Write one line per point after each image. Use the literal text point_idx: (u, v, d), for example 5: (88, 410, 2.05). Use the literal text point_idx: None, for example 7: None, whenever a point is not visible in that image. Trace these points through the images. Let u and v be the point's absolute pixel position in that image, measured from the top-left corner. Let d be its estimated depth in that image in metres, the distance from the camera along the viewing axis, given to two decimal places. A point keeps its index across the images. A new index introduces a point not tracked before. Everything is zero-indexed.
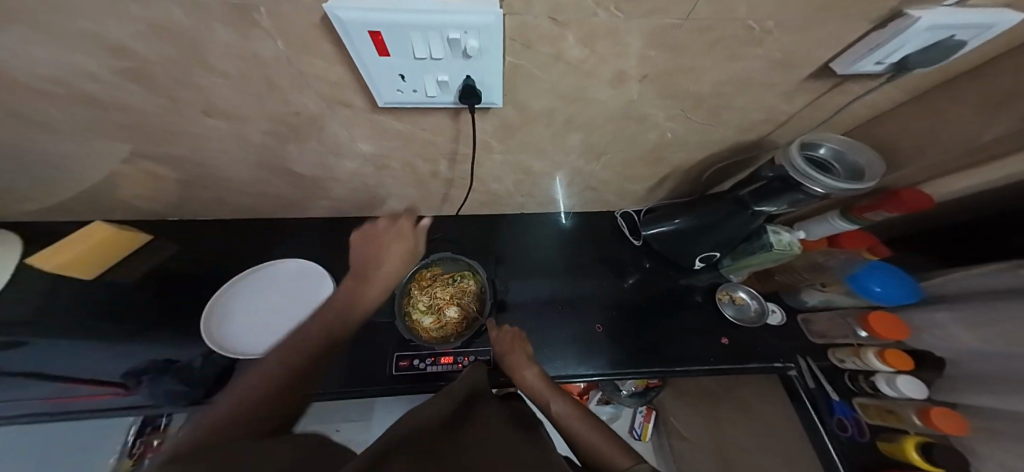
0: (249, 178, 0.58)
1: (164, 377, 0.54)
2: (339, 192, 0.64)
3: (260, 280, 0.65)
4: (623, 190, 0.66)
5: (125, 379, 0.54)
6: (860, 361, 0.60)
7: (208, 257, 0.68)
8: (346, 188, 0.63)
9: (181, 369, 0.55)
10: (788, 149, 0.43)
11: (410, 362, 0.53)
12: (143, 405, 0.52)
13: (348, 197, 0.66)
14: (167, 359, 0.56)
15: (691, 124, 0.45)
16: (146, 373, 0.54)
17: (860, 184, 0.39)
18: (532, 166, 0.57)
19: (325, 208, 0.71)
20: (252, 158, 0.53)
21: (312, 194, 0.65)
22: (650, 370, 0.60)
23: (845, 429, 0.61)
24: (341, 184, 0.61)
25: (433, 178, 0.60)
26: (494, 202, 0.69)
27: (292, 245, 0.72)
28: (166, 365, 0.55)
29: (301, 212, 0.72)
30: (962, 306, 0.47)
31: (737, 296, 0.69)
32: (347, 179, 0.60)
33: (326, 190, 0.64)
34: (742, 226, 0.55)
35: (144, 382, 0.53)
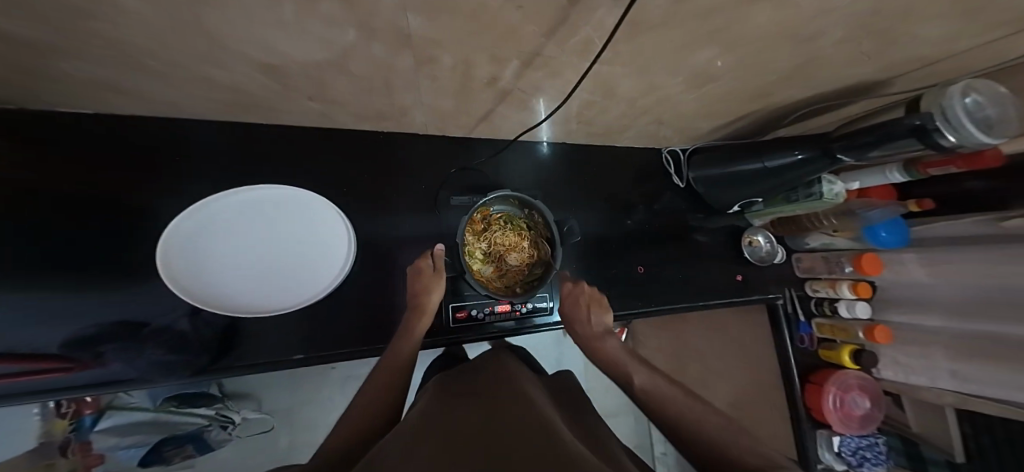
0: (175, 74, 0.33)
1: (136, 349, 0.43)
2: (339, 93, 0.43)
3: (231, 216, 0.46)
4: (692, 119, 0.59)
5: (70, 354, 0.40)
6: (831, 292, 0.78)
7: (138, 170, 0.45)
8: (353, 89, 0.42)
9: (160, 336, 0.44)
10: (952, 90, 0.41)
11: (469, 311, 0.58)
12: (122, 380, 0.42)
13: (353, 102, 0.46)
14: (126, 322, 0.43)
15: (849, 47, 0.38)
16: (105, 344, 0.41)
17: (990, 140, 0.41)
18: (622, 85, 0.45)
19: (307, 112, 0.48)
20: (186, 45, 0.29)
21: (293, 96, 0.43)
22: (670, 307, 0.74)
23: (803, 341, 0.81)
24: (348, 85, 0.41)
25: (488, 85, 0.44)
26: (547, 121, 0.57)
27: (279, 163, 0.53)
28: (131, 331, 0.43)
29: (269, 117, 0.49)
30: (954, 247, 0.67)
31: (755, 238, 0.82)
32: (359, 78, 0.39)
33: (319, 93, 0.42)
34: (805, 178, 0.60)
35: (108, 355, 0.41)
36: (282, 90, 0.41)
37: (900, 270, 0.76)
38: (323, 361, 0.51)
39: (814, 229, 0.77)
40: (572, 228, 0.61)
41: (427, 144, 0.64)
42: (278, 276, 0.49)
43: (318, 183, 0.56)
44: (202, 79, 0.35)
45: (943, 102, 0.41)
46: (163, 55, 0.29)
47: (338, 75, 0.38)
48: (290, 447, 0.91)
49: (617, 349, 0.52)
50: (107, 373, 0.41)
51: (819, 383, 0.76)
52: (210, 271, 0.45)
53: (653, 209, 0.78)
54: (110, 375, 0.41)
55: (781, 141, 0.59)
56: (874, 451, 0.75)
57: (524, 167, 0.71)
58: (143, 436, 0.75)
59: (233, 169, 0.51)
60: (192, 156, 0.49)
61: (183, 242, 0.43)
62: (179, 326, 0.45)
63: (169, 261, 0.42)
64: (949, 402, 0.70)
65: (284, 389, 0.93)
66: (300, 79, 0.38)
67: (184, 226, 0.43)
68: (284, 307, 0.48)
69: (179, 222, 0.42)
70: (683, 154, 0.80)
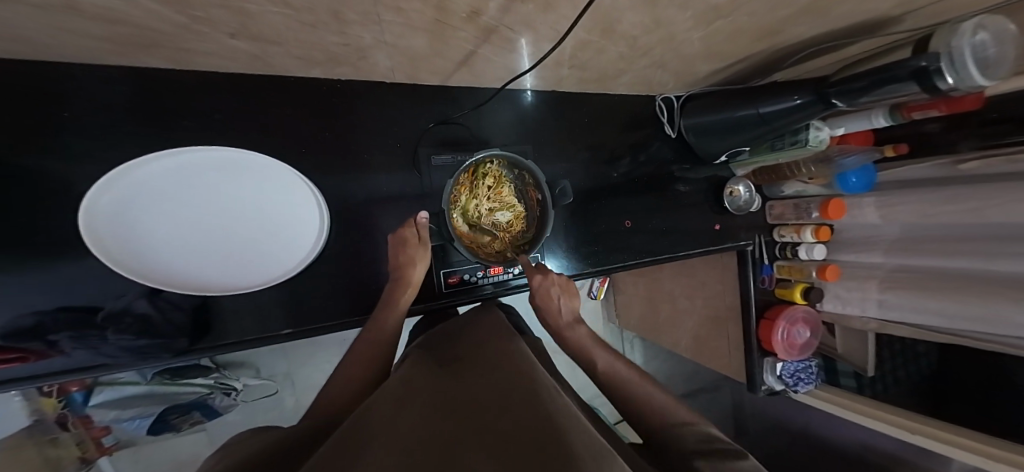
0: (45, 8, 0.25)
1: (95, 335, 0.40)
2: (269, 28, 0.33)
3: (153, 190, 0.39)
4: (688, 61, 0.55)
5: (18, 345, 0.37)
6: (795, 237, 0.84)
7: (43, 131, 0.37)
8: (290, 24, 0.33)
9: (118, 321, 0.41)
10: (964, 26, 0.38)
11: (462, 277, 0.60)
12: (92, 366, 0.40)
13: (295, 40, 0.37)
14: (70, 309, 0.39)
15: None
16: (57, 333, 0.39)
17: (987, 82, 0.39)
18: (621, 22, 0.39)
19: (234, 52, 0.39)
20: None
21: (211, 33, 0.33)
22: (653, 259, 0.77)
23: (764, 282, 0.91)
24: (281, 19, 0.32)
25: (466, 19, 0.36)
26: (535, 66, 0.51)
27: (222, 118, 0.46)
28: (83, 318, 0.40)
29: (185, 59, 0.39)
30: (905, 192, 0.72)
31: (736, 189, 0.83)
32: (298, 11, 0.30)
33: (245, 29, 0.33)
34: (793, 125, 0.59)
35: (64, 345, 0.39)
36: (192, 25, 0.31)
37: (857, 214, 0.81)
38: (313, 332, 0.51)
39: (792, 178, 0.79)
40: (564, 189, 0.58)
41: (399, 92, 0.56)
42: (240, 249, 0.45)
43: (274, 142, 0.49)
44: (65, 13, 0.26)
45: (953, 41, 0.38)
46: None
47: (266, 8, 0.29)
48: (296, 406, 0.95)
49: (587, 339, 0.56)
50: (70, 361, 0.39)
51: (771, 319, 0.86)
52: (153, 250, 0.40)
53: (639, 161, 0.77)
54: (76, 362, 0.40)
55: (779, 86, 0.56)
56: (806, 372, 0.92)
57: (511, 118, 0.65)
58: (143, 407, 0.74)
59: (158, 128, 0.43)
60: (105, 104, 0.40)
61: (110, 217, 0.37)
62: (138, 309, 0.42)
63: (98, 242, 0.37)
64: (871, 328, 0.82)
65: (279, 354, 0.94)
66: (213, 12, 0.29)
67: (104, 200, 0.37)
68: (250, 281, 0.46)
69: (95, 195, 0.36)
70: (677, 101, 0.76)
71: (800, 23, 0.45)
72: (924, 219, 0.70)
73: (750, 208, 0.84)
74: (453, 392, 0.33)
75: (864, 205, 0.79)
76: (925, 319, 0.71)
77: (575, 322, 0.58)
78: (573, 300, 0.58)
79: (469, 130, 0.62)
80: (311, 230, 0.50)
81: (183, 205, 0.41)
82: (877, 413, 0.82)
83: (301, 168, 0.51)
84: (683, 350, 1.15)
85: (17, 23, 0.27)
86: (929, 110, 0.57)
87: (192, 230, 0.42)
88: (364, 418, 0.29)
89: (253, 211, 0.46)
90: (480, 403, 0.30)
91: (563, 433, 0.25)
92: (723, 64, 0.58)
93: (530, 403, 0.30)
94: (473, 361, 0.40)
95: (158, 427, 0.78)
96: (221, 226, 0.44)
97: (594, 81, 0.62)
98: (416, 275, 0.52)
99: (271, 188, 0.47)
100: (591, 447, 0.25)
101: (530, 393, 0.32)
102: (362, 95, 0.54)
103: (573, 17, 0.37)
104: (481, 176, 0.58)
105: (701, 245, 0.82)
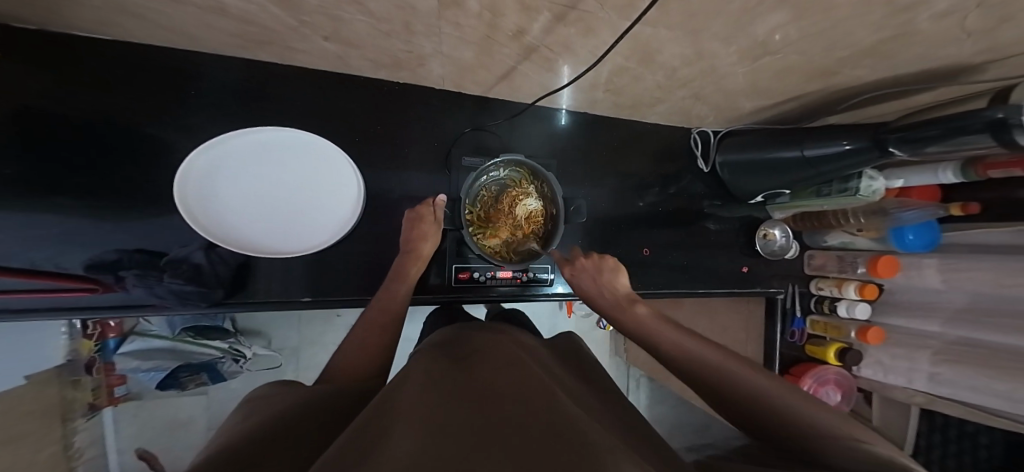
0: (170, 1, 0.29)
1: (155, 275, 0.47)
2: (351, 33, 0.37)
3: (237, 160, 0.48)
4: (733, 95, 0.54)
5: (96, 276, 0.45)
6: (836, 291, 0.78)
7: (135, 103, 0.45)
8: (369, 31, 0.36)
9: (176, 267, 0.48)
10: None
11: (471, 273, 0.63)
12: (144, 305, 0.47)
13: (370, 45, 0.41)
14: (143, 251, 0.47)
15: (952, 27, 0.31)
16: (126, 269, 0.46)
17: None
18: (670, 51, 0.39)
19: (322, 51, 0.43)
20: None
21: (307, 35, 0.37)
22: (670, 291, 0.74)
23: (793, 336, 0.87)
24: (363, 26, 0.34)
25: (513, 38, 0.37)
26: (581, 86, 0.52)
27: (283, 101, 0.52)
28: (150, 260, 0.47)
29: (270, 51, 0.44)
30: (965, 257, 0.66)
31: (771, 232, 0.79)
32: (379, 20, 0.33)
33: (335, 32, 0.37)
34: (843, 171, 0.55)
35: (128, 281, 0.46)
36: (297, 28, 0.35)
37: (914, 275, 0.73)
38: (325, 304, 0.57)
39: (837, 227, 0.74)
40: (579, 208, 0.61)
41: (443, 98, 0.61)
42: (290, 218, 0.52)
43: (328, 130, 0.55)
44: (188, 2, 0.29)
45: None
46: None
47: (354, 16, 0.31)
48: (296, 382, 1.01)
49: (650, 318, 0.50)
50: (128, 296, 0.46)
51: (798, 376, 0.83)
52: (222, 208, 0.48)
53: (668, 193, 0.75)
54: (133, 299, 0.47)
55: (829, 130, 0.53)
56: None
57: (544, 134, 0.67)
58: (162, 361, 0.81)
59: (227, 110, 0.49)
60: (189, 87, 0.47)
61: (201, 175, 0.46)
62: (195, 259, 0.49)
63: (183, 192, 0.44)
64: (916, 401, 0.75)
65: (293, 329, 1.01)
66: (312, 17, 0.32)
67: (200, 162, 0.45)
68: (292, 249, 0.52)
69: (195, 157, 0.44)
70: (714, 136, 0.75)
71: (864, 65, 0.42)
72: (997, 289, 0.61)
73: (787, 254, 0.79)
74: (468, 375, 0.33)
75: (923, 267, 0.72)
76: (986, 399, 0.63)
77: (629, 303, 0.55)
78: (619, 277, 0.58)
79: (502, 140, 0.65)
80: (347, 214, 0.55)
81: (256, 175, 0.50)
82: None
83: (350, 155, 0.56)
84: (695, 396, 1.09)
85: (151, 10, 0.32)
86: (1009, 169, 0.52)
87: (257, 196, 0.50)
88: (375, 407, 0.27)
89: (306, 188, 0.53)
90: (496, 385, 0.30)
91: (587, 436, 0.22)
92: (770, 102, 0.57)
93: (548, 402, 0.27)
94: (486, 351, 0.41)
95: (167, 383, 0.85)
96: (282, 194, 0.51)
97: (632, 107, 0.63)
98: (424, 251, 0.56)
99: (325, 169, 0.53)
100: (610, 441, 0.23)
101: (548, 393, 0.29)
102: (406, 98, 0.59)
103: (613, 43, 0.37)
104: (500, 178, 0.62)
105: (722, 287, 0.79)
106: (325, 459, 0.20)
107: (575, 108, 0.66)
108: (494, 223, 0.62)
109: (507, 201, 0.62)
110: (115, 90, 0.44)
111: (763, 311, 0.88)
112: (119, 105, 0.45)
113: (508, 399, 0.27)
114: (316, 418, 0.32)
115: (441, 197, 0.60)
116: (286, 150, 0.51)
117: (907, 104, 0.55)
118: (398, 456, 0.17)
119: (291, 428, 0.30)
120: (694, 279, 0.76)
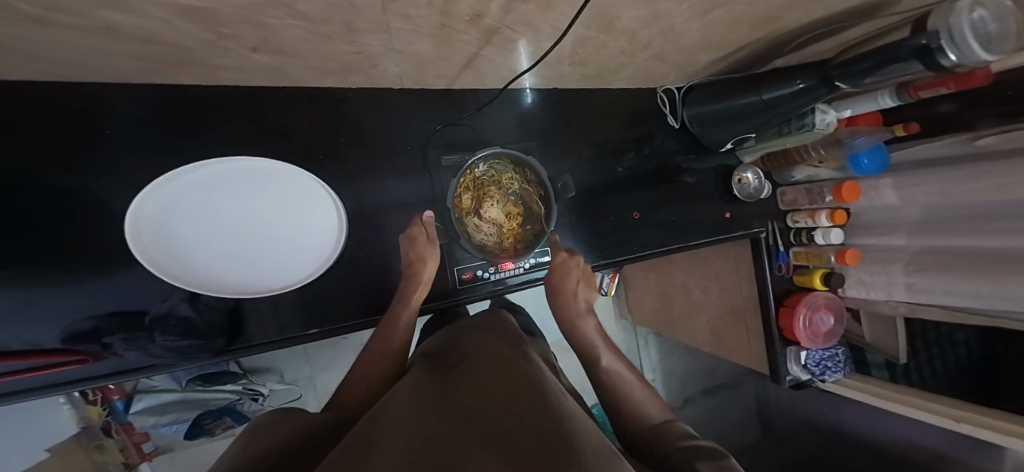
0: (83, 39, 0.27)
1: (143, 337, 0.45)
2: (287, 40, 0.35)
3: (192, 194, 0.45)
4: (686, 51, 0.56)
5: (78, 347, 0.42)
6: (810, 222, 0.84)
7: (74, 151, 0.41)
8: (307, 36, 0.35)
9: (164, 323, 0.46)
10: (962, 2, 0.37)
11: (473, 272, 0.63)
12: (142, 367, 0.46)
13: (311, 51, 0.39)
14: (121, 314, 0.44)
15: None
16: (110, 335, 0.44)
17: (992, 56, 0.40)
18: (620, 16, 0.40)
19: (252, 65, 0.42)
20: (70, 22, 0.22)
21: (233, 48, 0.35)
22: (665, 250, 0.77)
23: (780, 269, 0.91)
24: (299, 31, 0.33)
25: (470, 23, 0.37)
26: (542, 62, 0.52)
27: (246, 128, 0.50)
28: (130, 321, 0.45)
29: (207, 73, 0.42)
30: (920, 171, 0.72)
31: (744, 176, 0.83)
32: (315, 23, 0.32)
33: (265, 42, 0.35)
34: (798, 110, 0.60)
35: (117, 346, 0.44)
36: (221, 43, 0.33)
37: (875, 196, 0.80)
38: (331, 331, 0.56)
39: (801, 162, 0.79)
40: (566, 184, 0.61)
41: (406, 97, 0.60)
42: (261, 255, 0.50)
43: (297, 151, 0.54)
44: (107, 37, 0.27)
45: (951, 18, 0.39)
46: (41, 25, 0.22)
47: (286, 22, 0.30)
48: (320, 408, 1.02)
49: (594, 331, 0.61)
50: (123, 360, 0.45)
51: (792, 306, 0.87)
52: (189, 255, 0.45)
53: (644, 155, 0.78)
54: (128, 363, 0.45)
55: (781, 72, 0.57)
56: (834, 360, 0.90)
57: (513, 117, 0.68)
58: (179, 413, 0.82)
59: (183, 146, 0.47)
60: (126, 129, 0.44)
61: (152, 223, 0.42)
62: (181, 312, 0.47)
63: (140, 244, 0.41)
64: (900, 312, 0.80)
65: (302, 361, 1.00)
66: (236, 28, 0.30)
67: (147, 209, 0.41)
68: (270, 286, 0.51)
69: (140, 205, 0.40)
70: (678, 92, 0.77)
71: (797, 7, 0.45)
72: (946, 197, 0.68)
73: (761, 195, 0.84)
74: (456, 383, 0.37)
75: (881, 187, 0.78)
76: (958, 300, 0.69)
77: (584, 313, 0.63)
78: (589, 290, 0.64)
79: (475, 130, 0.65)
80: (328, 242, 0.54)
81: (219, 208, 0.47)
82: (966, 415, 0.71)
83: (320, 174, 0.55)
84: (702, 343, 1.14)
85: (68, 49, 0.30)
86: (933, 89, 0.57)
87: (225, 239, 0.48)
88: (373, 417, 0.30)
89: (277, 225, 0.51)
90: (483, 387, 0.34)
91: (569, 433, 0.25)
92: (723, 52, 0.59)
93: (537, 400, 0.30)
94: (476, 354, 0.44)
95: (195, 432, 0.85)
96: (252, 232, 0.49)
97: (595, 77, 0.64)
98: (426, 272, 0.55)
99: (295, 199, 0.52)
100: (582, 425, 0.28)
101: (535, 392, 0.32)
102: (372, 103, 0.58)
103: (570, 15, 0.38)
104: (481, 175, 0.62)
105: (714, 234, 0.82)
106: (322, 466, 0.23)
107: (539, 86, 0.67)
108: (485, 222, 0.62)
109: (494, 199, 0.63)
110: (55, 142, 0.40)
111: (751, 252, 0.92)
112: (60, 156, 0.41)
113: (500, 398, 0.31)
114: (320, 450, 0.32)
115: (427, 215, 0.60)
116: (246, 179, 0.48)
117: (842, 39, 0.60)
118: (385, 463, 0.20)
119: (281, 453, 0.30)
120: (686, 235, 0.79)
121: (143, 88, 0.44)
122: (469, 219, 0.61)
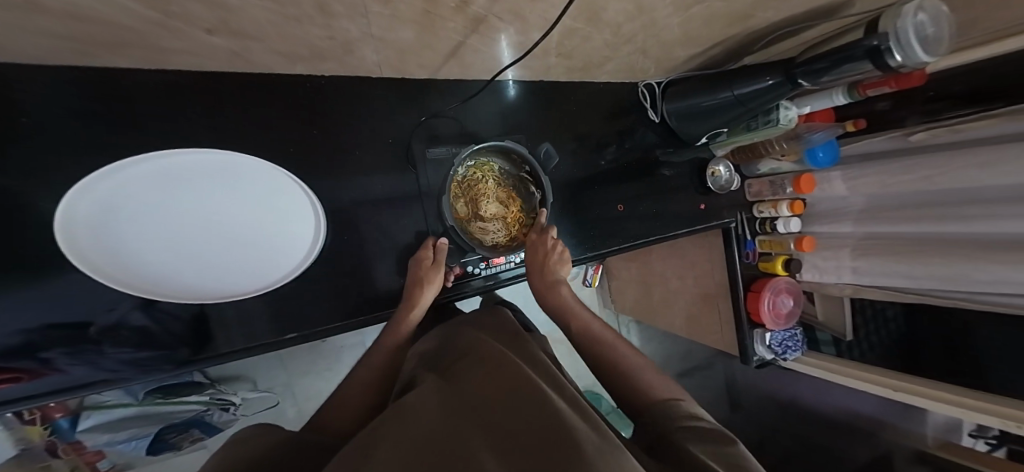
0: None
1: (92, 351, 0.41)
2: (249, 22, 0.32)
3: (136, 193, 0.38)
4: (665, 46, 0.57)
5: (12, 364, 0.37)
6: (773, 211, 0.90)
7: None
8: (272, 17, 0.32)
9: (115, 334, 0.42)
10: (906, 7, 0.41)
11: (464, 268, 0.62)
12: (91, 383, 0.41)
13: (278, 34, 0.36)
14: (60, 327, 0.39)
15: None
16: (49, 350, 0.39)
17: (930, 58, 0.44)
18: (608, 10, 0.40)
19: (209, 48, 0.38)
20: None
21: (186, 29, 0.32)
22: (647, 241, 0.80)
23: (746, 257, 0.97)
24: (264, 12, 0.30)
25: (456, 10, 0.36)
26: (527, 54, 0.51)
27: (203, 117, 0.45)
28: (74, 334, 0.40)
29: (155, 55, 0.38)
30: (864, 166, 0.79)
31: (717, 169, 0.87)
32: (282, 5, 0.29)
33: (223, 23, 0.31)
34: (764, 107, 0.63)
35: (58, 362, 0.39)
36: (169, 22, 0.29)
37: (827, 187, 0.87)
38: (311, 336, 0.54)
39: (766, 156, 0.84)
40: (548, 149, 0.65)
41: (387, 88, 0.58)
42: (228, 259, 0.46)
43: (266, 144, 0.50)
44: (26, 12, 0.23)
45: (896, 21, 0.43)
46: None
47: (249, 2, 0.27)
48: (299, 415, 0.98)
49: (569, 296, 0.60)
50: (68, 377, 0.40)
51: (758, 291, 0.94)
52: (140, 263, 0.40)
53: (625, 147, 0.79)
54: (76, 379, 0.40)
55: (750, 70, 0.60)
56: (793, 339, 0.99)
57: (496, 110, 0.67)
58: (138, 429, 0.75)
59: (128, 135, 0.41)
60: (56, 113, 0.37)
61: (89, 226, 0.36)
62: (135, 322, 0.43)
63: (81, 250, 0.36)
64: (847, 293, 0.88)
65: (276, 367, 0.95)
66: (189, 6, 0.26)
67: (83, 209, 0.35)
68: (241, 291, 0.47)
69: (73, 203, 0.34)
70: (658, 87, 0.79)
71: (766, 7, 0.47)
72: (885, 188, 0.76)
73: (732, 186, 0.89)
74: (456, 383, 0.37)
75: (832, 179, 0.85)
76: (895, 280, 0.77)
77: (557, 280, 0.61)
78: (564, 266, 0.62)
79: (460, 122, 0.64)
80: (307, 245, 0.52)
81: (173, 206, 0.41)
82: (912, 386, 0.79)
83: (291, 168, 0.51)
84: (680, 327, 1.20)
85: None
86: (879, 88, 0.62)
87: (181, 244, 0.42)
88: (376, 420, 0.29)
89: (243, 227, 0.47)
90: (485, 388, 0.34)
91: (573, 433, 0.25)
92: (699, 49, 0.61)
93: (541, 398, 0.31)
94: (472, 352, 0.44)
95: (157, 447, 0.81)
96: (214, 236, 0.44)
97: (579, 69, 0.64)
98: (426, 297, 0.53)
99: (265, 197, 0.48)
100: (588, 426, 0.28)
101: (536, 389, 0.32)
102: (349, 93, 0.55)
103: (560, 5, 0.38)
104: (466, 178, 0.62)
105: (692, 224, 0.86)
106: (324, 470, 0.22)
107: (524, 78, 0.66)
108: (489, 224, 0.63)
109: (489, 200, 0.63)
110: None
111: (723, 242, 0.97)
112: None
113: (506, 398, 0.31)
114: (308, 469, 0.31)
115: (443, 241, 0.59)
116: (205, 176, 0.43)
117: (803, 41, 0.64)
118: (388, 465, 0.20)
119: None
120: (666, 227, 0.83)
121: (84, 69, 0.38)
122: (472, 226, 0.62)
